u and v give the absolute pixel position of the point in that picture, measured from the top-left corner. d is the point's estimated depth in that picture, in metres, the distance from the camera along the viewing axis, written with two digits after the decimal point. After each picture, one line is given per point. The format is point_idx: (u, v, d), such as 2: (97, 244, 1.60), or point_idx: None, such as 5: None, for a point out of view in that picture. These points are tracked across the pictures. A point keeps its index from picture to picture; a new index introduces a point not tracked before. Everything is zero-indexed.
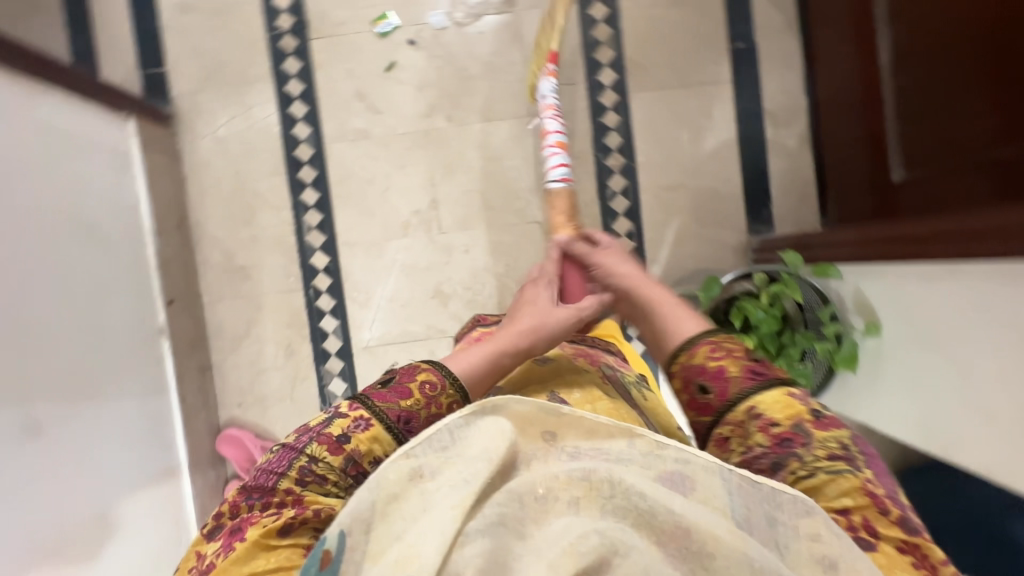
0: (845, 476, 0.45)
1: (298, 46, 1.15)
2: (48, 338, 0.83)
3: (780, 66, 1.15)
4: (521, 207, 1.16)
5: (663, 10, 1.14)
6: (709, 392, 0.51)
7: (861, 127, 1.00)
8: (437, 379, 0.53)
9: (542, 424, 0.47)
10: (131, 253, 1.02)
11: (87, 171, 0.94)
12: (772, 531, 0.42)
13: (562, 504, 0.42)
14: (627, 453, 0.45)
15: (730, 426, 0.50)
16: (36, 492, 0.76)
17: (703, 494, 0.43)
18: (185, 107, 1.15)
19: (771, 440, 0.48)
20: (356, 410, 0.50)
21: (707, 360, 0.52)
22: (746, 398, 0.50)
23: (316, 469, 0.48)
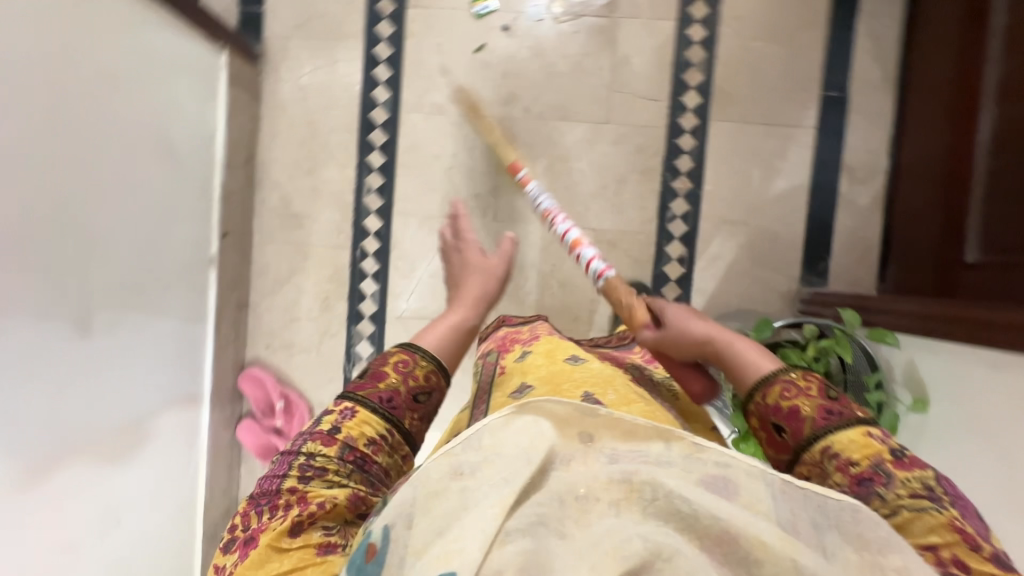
0: (930, 514, 0.43)
1: (394, 11, 1.16)
2: (114, 243, 0.85)
3: (869, 122, 1.12)
4: (579, 211, 1.15)
5: (762, 44, 1.13)
6: (783, 432, 0.50)
7: (942, 199, 0.98)
8: (408, 357, 0.59)
9: (577, 425, 0.42)
10: (200, 181, 1.04)
11: (178, 94, 0.97)
12: (819, 540, 0.37)
13: (602, 504, 0.38)
14: (665, 455, 0.40)
15: (807, 465, 0.49)
16: (75, 392, 0.79)
17: (747, 499, 0.38)
18: (274, 49, 1.17)
19: (850, 481, 0.45)
20: (341, 404, 0.54)
21: (782, 401, 0.51)
22: (820, 438, 0.48)
23: (314, 462, 0.50)
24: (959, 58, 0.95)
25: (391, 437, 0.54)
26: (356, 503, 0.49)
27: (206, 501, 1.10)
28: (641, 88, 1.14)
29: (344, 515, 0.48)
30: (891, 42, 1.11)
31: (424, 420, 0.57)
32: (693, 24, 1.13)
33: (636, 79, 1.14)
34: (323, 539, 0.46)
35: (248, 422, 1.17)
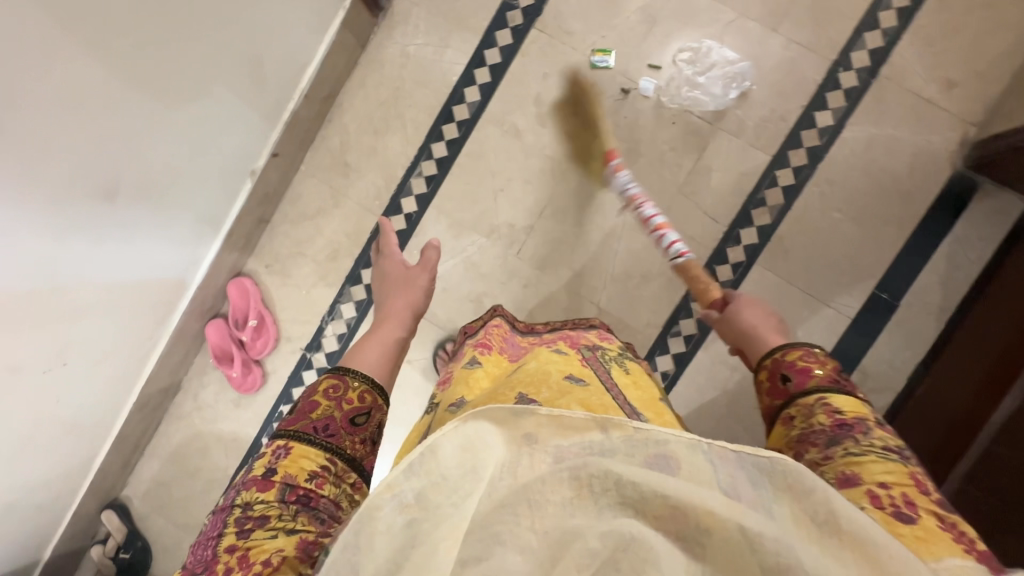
0: (892, 462, 0.54)
1: (520, 25, 1.17)
2: (169, 121, 0.89)
3: (904, 338, 1.09)
4: (594, 285, 1.16)
5: (840, 216, 1.10)
6: (789, 381, 0.65)
7: (931, 450, 0.96)
8: (339, 380, 0.70)
9: (518, 427, 0.42)
10: (276, 100, 1.09)
11: (294, 21, 1.01)
12: (759, 496, 0.41)
13: (555, 505, 0.39)
14: (609, 444, 0.41)
15: (799, 408, 0.63)
16: (83, 239, 0.85)
17: (690, 472, 0.41)
18: (398, 9, 1.19)
19: (832, 423, 0.59)
20: (274, 447, 0.62)
21: (798, 359, 0.66)
22: (820, 390, 0.62)
23: (253, 512, 0.56)
24: (1012, 328, 0.92)
25: (332, 467, 0.62)
26: (306, 552, 0.52)
27: (151, 374, 1.16)
28: (707, 203, 1.13)
29: (295, 568, 0.50)
30: (964, 275, 1.07)
31: (369, 442, 0.68)
32: (785, 168, 1.11)
33: (706, 192, 1.13)
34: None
35: (218, 322, 1.23)
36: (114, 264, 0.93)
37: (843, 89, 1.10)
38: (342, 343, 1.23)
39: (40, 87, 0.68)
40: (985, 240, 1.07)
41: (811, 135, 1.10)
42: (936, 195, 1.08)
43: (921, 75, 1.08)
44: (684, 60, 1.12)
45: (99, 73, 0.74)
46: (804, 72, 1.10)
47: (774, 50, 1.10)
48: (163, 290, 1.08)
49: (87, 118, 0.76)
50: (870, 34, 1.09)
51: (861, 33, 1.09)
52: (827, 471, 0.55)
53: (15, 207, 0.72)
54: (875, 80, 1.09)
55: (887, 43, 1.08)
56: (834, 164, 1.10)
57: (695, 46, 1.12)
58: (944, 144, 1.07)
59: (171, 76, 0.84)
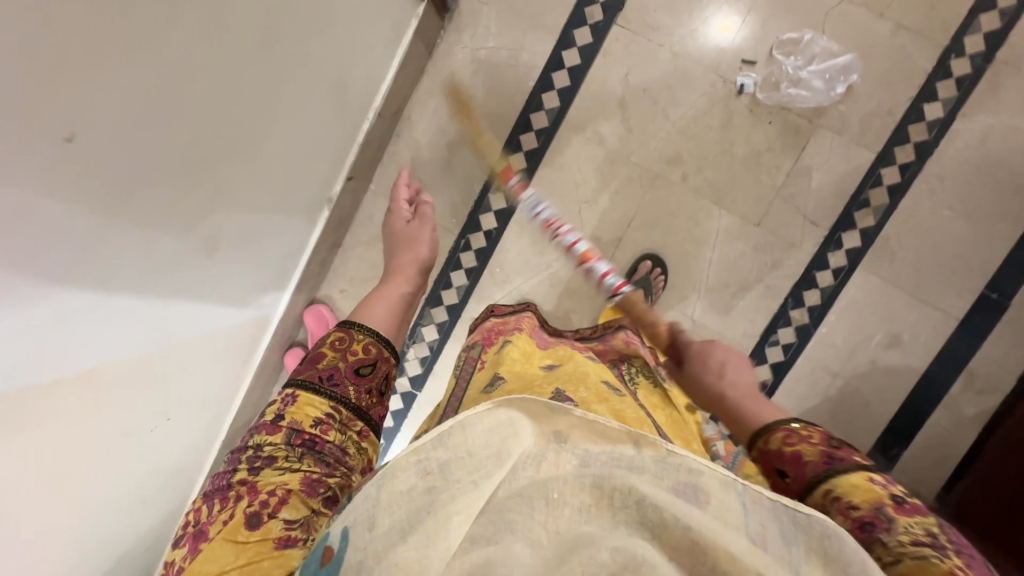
0: (931, 561, 0.45)
1: (600, 21, 1.09)
2: (264, 162, 0.83)
3: (1015, 337, 1.06)
4: (688, 296, 1.12)
5: (948, 215, 1.05)
6: (787, 476, 0.58)
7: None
8: (346, 336, 0.71)
9: (553, 422, 0.42)
10: (353, 124, 1.01)
11: (372, 39, 0.93)
12: (787, 552, 0.39)
13: (572, 508, 0.39)
14: (638, 460, 0.41)
15: (814, 507, 0.54)
16: (182, 297, 0.79)
17: (718, 508, 0.40)
18: (467, 11, 1.11)
19: (852, 524, 0.50)
20: (284, 394, 0.64)
21: (784, 446, 0.59)
22: (822, 481, 0.54)
23: (263, 453, 0.58)
24: None
25: (337, 415, 0.64)
26: (313, 489, 0.54)
27: (238, 412, 1.12)
28: (807, 206, 1.08)
29: (305, 502, 0.53)
30: None
31: (376, 393, 0.69)
32: (891, 165, 1.05)
33: (806, 196, 1.07)
34: (283, 533, 0.50)
35: (297, 352, 1.19)
36: (209, 315, 0.88)
37: (955, 77, 1.02)
38: (426, 367, 1.19)
39: (153, 143, 0.62)
40: None
41: (919, 129, 1.04)
42: None
43: None
44: (783, 53, 1.04)
45: (204, 119, 0.68)
46: (912, 61, 1.03)
47: (880, 39, 1.03)
48: (249, 328, 1.03)
49: (197, 170, 0.71)
50: (986, 15, 1.01)
51: (975, 16, 1.01)
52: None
53: (119, 275, 0.66)
54: (990, 66, 1.01)
55: (1004, 24, 1.01)
56: (943, 160, 1.04)
57: (794, 38, 1.04)
58: None
59: (265, 111, 0.78)
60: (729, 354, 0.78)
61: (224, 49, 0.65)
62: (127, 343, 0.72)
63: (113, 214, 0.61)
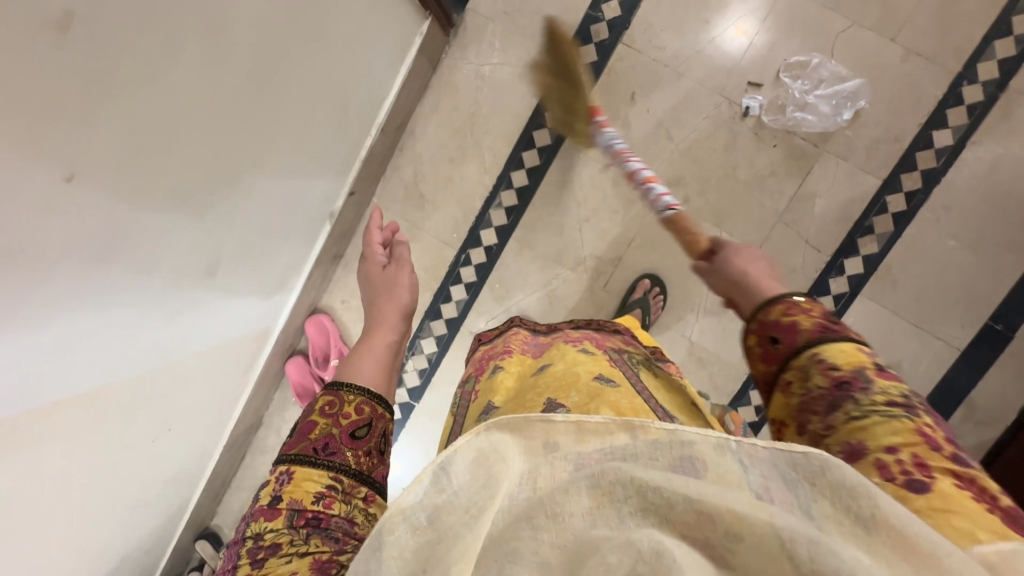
0: (900, 420, 0.43)
1: (606, 39, 1.08)
2: (263, 182, 0.84)
3: (1019, 370, 1.05)
4: (686, 318, 1.12)
5: (955, 244, 1.04)
6: (777, 342, 0.52)
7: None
8: (335, 399, 0.61)
9: (539, 433, 0.36)
10: (355, 141, 1.02)
11: (375, 58, 0.93)
12: (795, 498, 0.32)
13: (576, 517, 0.32)
14: (633, 447, 0.35)
15: (794, 371, 0.51)
16: (183, 311, 0.80)
17: (716, 474, 0.33)
18: (472, 26, 1.11)
19: (829, 383, 0.48)
20: (276, 473, 0.56)
21: (783, 315, 0.53)
22: (811, 345, 0.50)
23: (263, 542, 0.49)
24: None
25: (340, 484, 0.55)
26: (323, 570, 0.46)
27: (239, 419, 1.14)
28: (810, 232, 1.07)
29: None
30: None
31: (376, 453, 0.60)
32: (897, 193, 1.04)
33: (810, 220, 1.06)
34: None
35: (297, 361, 1.21)
36: (211, 327, 0.89)
37: (966, 104, 1.00)
38: (424, 379, 1.20)
39: (146, 175, 0.62)
40: None
41: (927, 156, 1.02)
42: None
43: None
44: (790, 76, 1.03)
45: (202, 147, 0.68)
46: (922, 87, 1.01)
47: (890, 64, 1.01)
48: (251, 339, 1.05)
49: (190, 194, 0.70)
50: (1001, 41, 0.98)
51: (989, 42, 0.99)
52: (829, 446, 0.45)
53: (122, 297, 0.67)
54: (1003, 94, 0.99)
55: (1019, 51, 0.98)
56: (951, 188, 1.02)
57: (802, 61, 1.03)
58: None
59: (264, 134, 0.78)
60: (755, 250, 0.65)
61: (222, 80, 0.66)
62: (123, 360, 0.73)
63: (120, 241, 0.63)
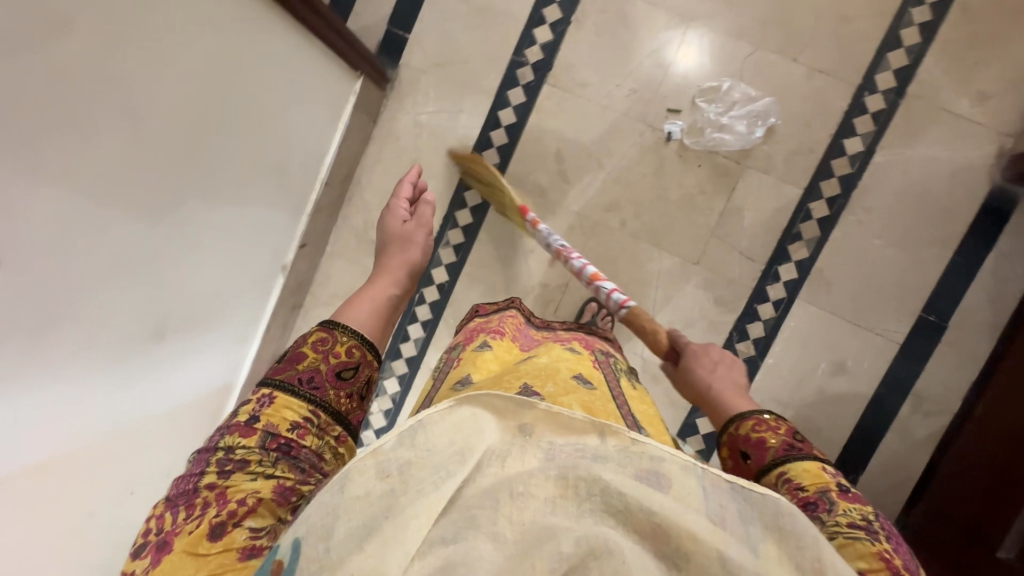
0: (862, 542, 0.49)
1: (532, 81, 1.15)
2: (211, 225, 0.87)
3: (957, 358, 1.08)
4: (636, 336, 1.16)
5: (880, 243, 1.09)
6: (749, 458, 0.62)
7: (993, 461, 0.94)
8: (329, 336, 0.63)
9: (516, 418, 0.42)
10: (299, 196, 1.07)
11: (309, 120, 0.99)
12: (745, 531, 0.39)
13: (538, 500, 0.37)
14: (602, 448, 0.41)
15: (767, 488, 0.59)
16: (131, 377, 0.83)
17: (678, 492, 0.39)
18: (406, 80, 1.18)
19: (797, 502, 0.54)
20: (259, 393, 0.57)
21: (751, 432, 0.63)
22: (779, 464, 0.59)
23: (234, 455, 0.51)
24: None
25: (315, 418, 0.56)
26: (283, 497, 0.49)
27: None
28: (742, 243, 1.12)
29: (273, 512, 0.48)
30: (1012, 291, 1.06)
31: (356, 396, 0.62)
32: (819, 199, 1.09)
33: (741, 233, 1.11)
34: (248, 542, 0.46)
35: None
36: (164, 390, 0.91)
37: (871, 112, 1.07)
38: (390, 419, 1.22)
39: (88, 225, 0.65)
40: None
41: (842, 163, 1.08)
42: (977, 212, 1.06)
43: (952, 90, 1.05)
44: (705, 101, 1.10)
45: (138, 221, 0.72)
46: (828, 100, 1.08)
47: (795, 81, 1.08)
48: (212, 397, 1.07)
49: (140, 231, 0.73)
50: (894, 53, 1.06)
51: (883, 54, 1.06)
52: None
53: (63, 371, 0.69)
54: (903, 100, 1.06)
55: (912, 61, 1.05)
56: (868, 191, 1.08)
57: (714, 86, 1.10)
58: (981, 159, 1.05)
59: (206, 187, 0.82)
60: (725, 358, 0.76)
61: (152, 160, 0.70)
62: (87, 424, 0.74)
63: (56, 318, 0.65)
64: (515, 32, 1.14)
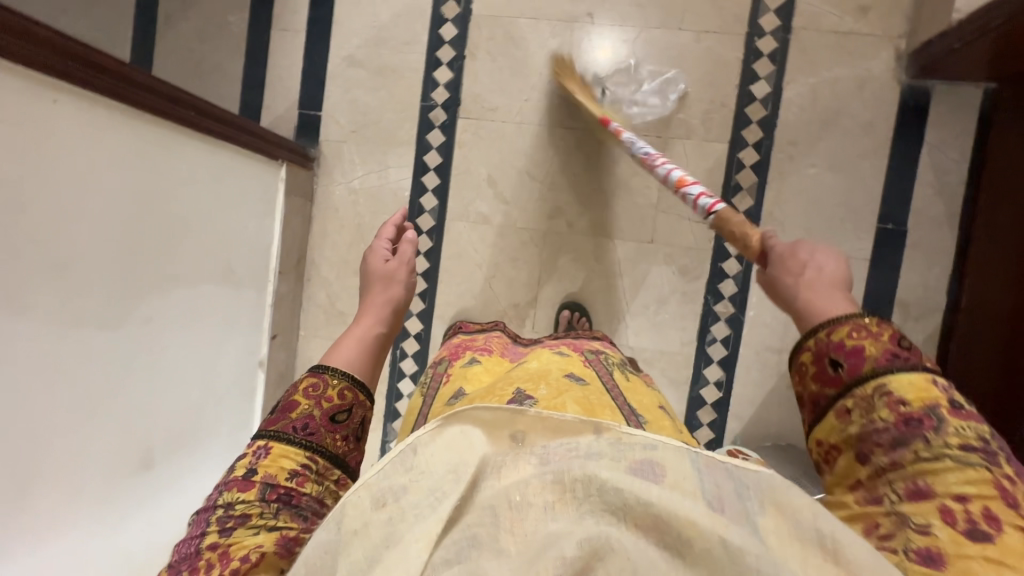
0: (975, 468, 0.41)
1: (445, 120, 1.18)
2: (173, 340, 0.89)
3: (927, 257, 1.08)
4: (617, 327, 1.17)
5: (817, 171, 1.10)
6: (839, 366, 0.49)
7: (991, 346, 0.96)
8: (319, 380, 0.59)
9: (508, 428, 0.44)
10: (254, 290, 1.09)
11: (241, 216, 1.02)
12: (744, 507, 0.39)
13: (536, 508, 0.38)
14: (595, 446, 0.42)
15: (855, 400, 0.48)
16: (121, 513, 0.83)
17: (675, 480, 0.40)
18: (329, 153, 1.22)
19: (897, 417, 0.45)
20: (256, 445, 0.54)
21: (848, 337, 0.50)
22: (880, 375, 0.47)
23: (235, 511, 0.48)
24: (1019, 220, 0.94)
25: (314, 464, 0.54)
26: (287, 548, 0.45)
27: None
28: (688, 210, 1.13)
29: (276, 565, 0.43)
30: (956, 179, 1.07)
31: (352, 439, 0.59)
32: (745, 148, 1.12)
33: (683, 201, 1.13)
34: None
35: None
36: (162, 518, 0.91)
37: (766, 55, 1.10)
38: None
39: (42, 372, 0.69)
40: (962, 138, 1.06)
41: (756, 108, 1.11)
42: (896, 115, 1.08)
43: (833, 13, 1.09)
44: (616, 77, 1.13)
45: (89, 366, 0.75)
46: (722, 55, 1.11)
47: (687, 48, 1.12)
48: None
49: (102, 363, 0.76)
50: None
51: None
52: (892, 481, 0.44)
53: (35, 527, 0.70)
54: (792, 35, 1.10)
55: None
56: (789, 126, 1.11)
57: (622, 70, 1.13)
58: (882, 66, 1.08)
59: (156, 307, 0.84)
60: (817, 251, 0.59)
61: (85, 308, 0.73)
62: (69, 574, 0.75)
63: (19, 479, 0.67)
64: (417, 80, 1.19)
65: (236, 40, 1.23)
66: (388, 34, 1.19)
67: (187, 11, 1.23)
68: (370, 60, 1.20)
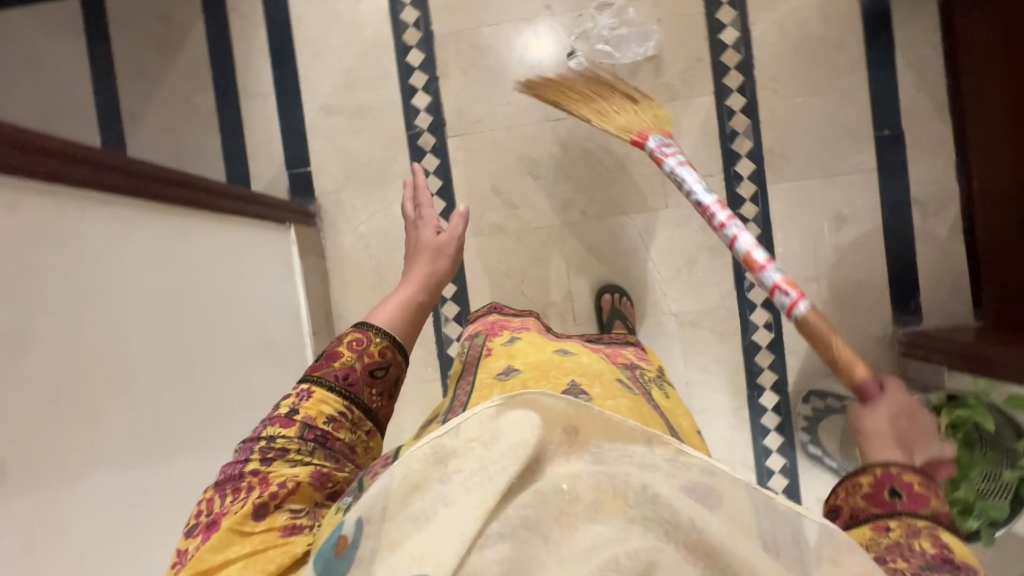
0: None
1: (435, 143, 1.18)
2: (236, 433, 0.86)
3: (929, 152, 1.11)
4: (656, 298, 1.17)
5: (804, 98, 1.13)
6: (899, 492, 0.41)
7: (1019, 217, 0.99)
8: (363, 335, 0.58)
9: (565, 417, 0.36)
10: (295, 355, 1.07)
11: (267, 287, 1.00)
12: (799, 557, 0.33)
13: (581, 508, 0.32)
14: (650, 458, 0.34)
15: (900, 522, 0.40)
16: None
17: (732, 511, 0.33)
18: (328, 205, 1.20)
19: (932, 550, 0.37)
20: (300, 386, 0.54)
21: (920, 476, 0.42)
22: (933, 517, 0.39)
23: (275, 445, 0.50)
24: (1003, 87, 0.98)
25: (350, 413, 0.55)
26: (321, 480, 0.48)
27: None
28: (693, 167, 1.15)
29: (312, 496, 0.47)
30: (935, 71, 1.10)
31: (387, 395, 0.58)
32: (731, 94, 1.14)
33: None
34: (289, 521, 0.44)
35: None
36: None
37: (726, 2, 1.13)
38: None
39: (126, 497, 0.67)
40: (929, 32, 1.10)
41: (730, 55, 1.13)
42: (863, 27, 1.11)
43: None
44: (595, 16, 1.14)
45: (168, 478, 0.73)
46: (685, 13, 1.14)
47: (650, 14, 1.14)
48: None
49: (178, 476, 0.75)
50: None
51: None
52: None
53: None
54: None
55: None
56: (765, 64, 1.13)
57: (586, 28, 1.14)
58: None
59: (212, 402, 0.82)
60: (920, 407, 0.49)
61: (153, 416, 0.71)
62: None
63: None
64: (398, 112, 1.19)
65: (206, 118, 1.21)
66: (356, 75, 1.19)
67: (150, 102, 1.21)
68: (345, 104, 1.19)
